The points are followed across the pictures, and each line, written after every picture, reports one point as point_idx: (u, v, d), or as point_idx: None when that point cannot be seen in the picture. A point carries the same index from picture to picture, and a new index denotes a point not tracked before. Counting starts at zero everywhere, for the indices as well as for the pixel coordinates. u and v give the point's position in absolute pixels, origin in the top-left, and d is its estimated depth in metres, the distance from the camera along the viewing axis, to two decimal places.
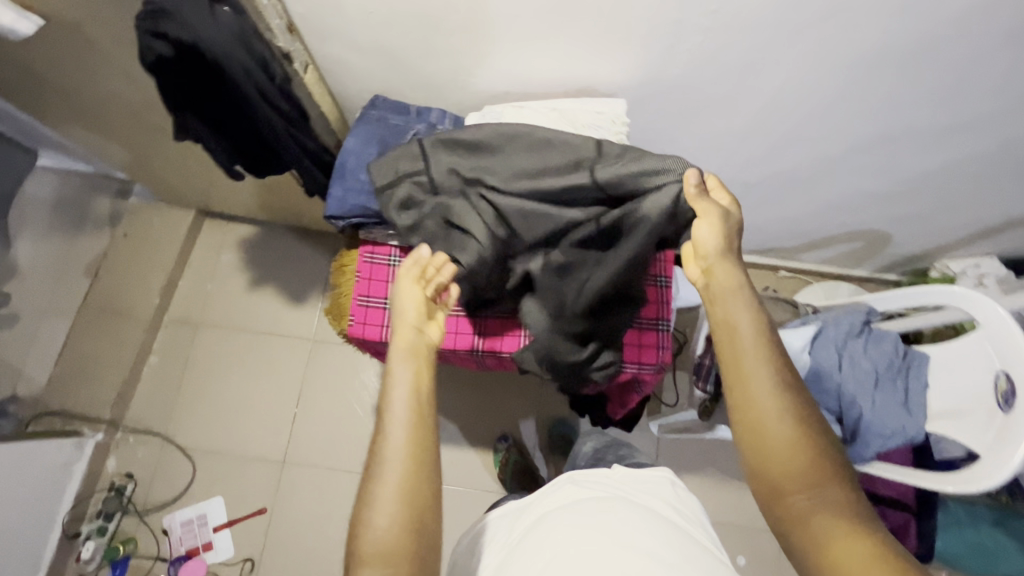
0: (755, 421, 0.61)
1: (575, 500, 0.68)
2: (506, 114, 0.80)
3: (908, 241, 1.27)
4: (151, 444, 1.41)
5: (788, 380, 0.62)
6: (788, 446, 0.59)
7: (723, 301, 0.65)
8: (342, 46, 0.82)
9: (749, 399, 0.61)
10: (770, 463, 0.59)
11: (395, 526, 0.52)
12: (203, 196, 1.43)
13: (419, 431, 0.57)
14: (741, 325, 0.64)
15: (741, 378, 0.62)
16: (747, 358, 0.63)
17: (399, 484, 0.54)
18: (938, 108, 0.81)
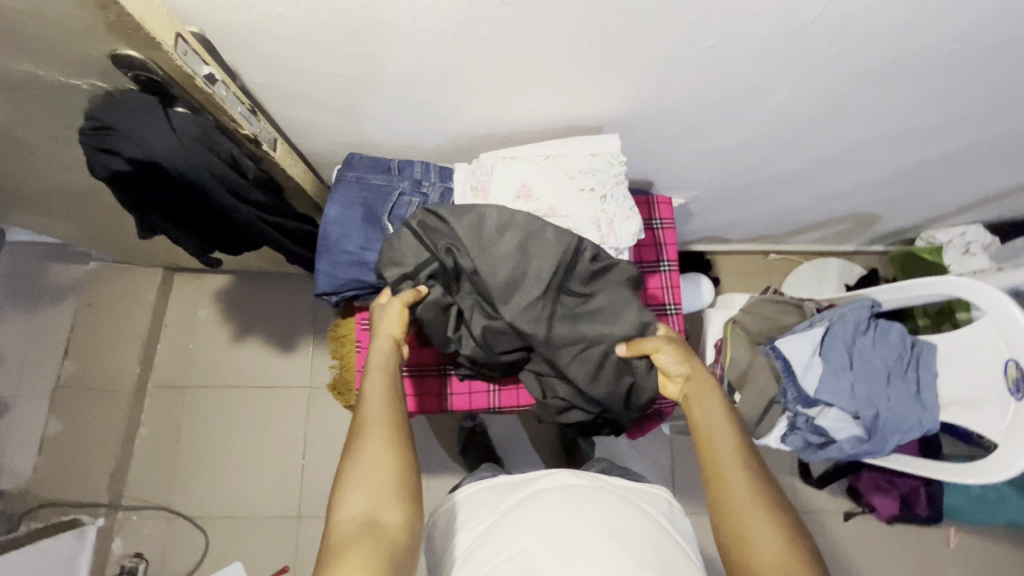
0: (731, 510, 0.59)
1: (574, 486, 0.70)
2: (498, 165, 0.75)
3: (896, 219, 1.27)
4: (156, 518, 1.36)
5: (768, 481, 0.61)
6: (765, 537, 0.56)
7: (698, 403, 0.68)
8: (309, 107, 0.75)
9: (725, 491, 0.60)
10: (752, 550, 0.56)
11: (379, 485, 0.57)
12: (169, 255, 1.34)
13: (393, 418, 0.62)
14: (717, 423, 0.65)
15: (717, 471, 0.62)
16: (724, 453, 0.63)
17: (381, 476, 0.58)
18: (938, 109, 0.78)
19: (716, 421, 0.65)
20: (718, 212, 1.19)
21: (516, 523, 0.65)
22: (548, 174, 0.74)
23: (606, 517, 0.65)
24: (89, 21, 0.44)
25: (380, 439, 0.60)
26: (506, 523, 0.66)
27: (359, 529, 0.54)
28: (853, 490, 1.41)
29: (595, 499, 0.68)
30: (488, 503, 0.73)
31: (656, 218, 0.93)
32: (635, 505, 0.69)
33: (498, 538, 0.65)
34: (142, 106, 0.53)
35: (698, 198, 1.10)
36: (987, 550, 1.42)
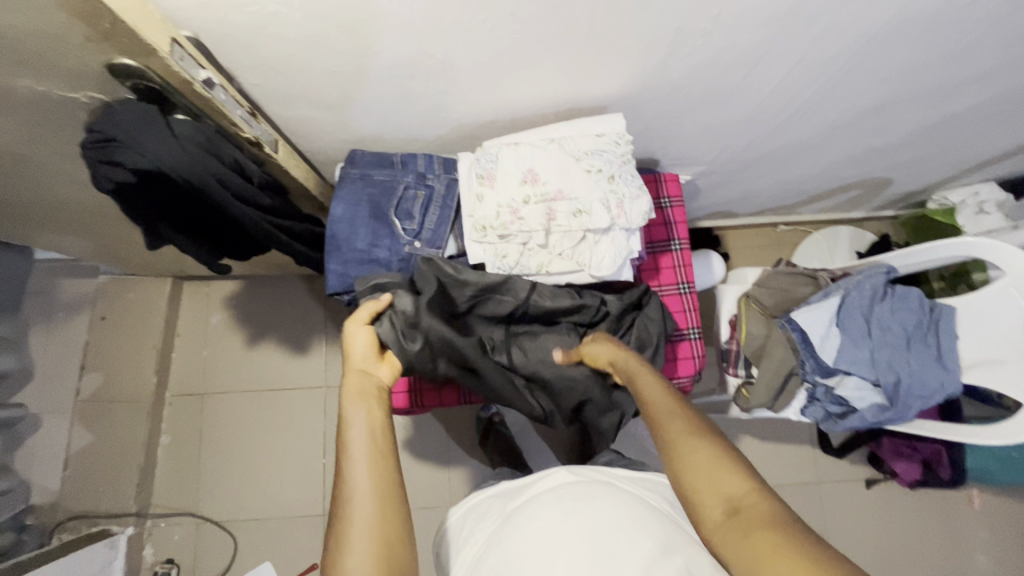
0: (669, 442, 0.59)
1: (566, 486, 0.70)
2: (503, 152, 0.73)
3: (907, 182, 1.25)
4: (185, 524, 1.37)
5: (696, 410, 0.62)
6: (711, 466, 0.55)
7: (638, 373, 0.68)
8: (308, 106, 0.74)
9: (660, 427, 0.61)
10: (697, 487, 0.54)
11: (374, 557, 0.51)
12: (178, 263, 1.34)
13: (382, 462, 0.57)
14: (643, 373, 0.68)
15: (657, 409, 0.63)
16: (651, 393, 0.65)
17: (374, 527, 0.52)
18: (949, 68, 0.76)
19: (642, 374, 0.68)
20: (724, 187, 1.18)
21: (513, 530, 0.66)
22: (553, 157, 0.72)
23: (600, 513, 0.64)
24: (86, 27, 0.43)
25: (369, 506, 0.53)
26: (505, 529, 0.67)
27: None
28: (873, 457, 1.41)
29: (589, 496, 0.67)
30: (490, 513, 0.74)
31: (664, 197, 0.92)
32: (628, 494, 0.68)
33: (498, 548, 0.65)
34: (144, 119, 0.51)
35: (704, 174, 1.09)
36: (1013, 509, 1.42)
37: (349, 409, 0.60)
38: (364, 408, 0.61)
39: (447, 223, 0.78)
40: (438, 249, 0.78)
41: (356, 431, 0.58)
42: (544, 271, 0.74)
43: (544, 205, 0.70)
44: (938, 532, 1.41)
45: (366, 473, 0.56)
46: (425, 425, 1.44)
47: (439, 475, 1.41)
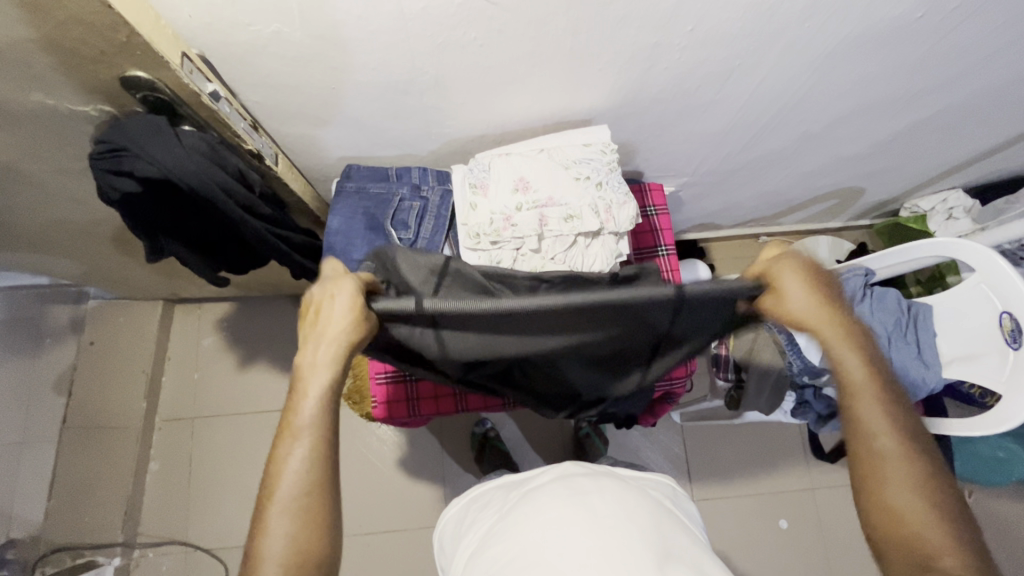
0: (873, 469, 0.59)
1: (572, 477, 0.71)
2: (494, 162, 0.76)
3: (880, 190, 1.31)
4: (174, 553, 1.33)
5: (913, 432, 0.59)
6: (903, 485, 0.58)
7: (846, 350, 0.60)
8: (305, 123, 0.77)
9: (871, 454, 0.59)
10: (885, 500, 0.58)
11: (291, 556, 0.53)
12: (168, 285, 1.34)
13: (318, 463, 0.56)
14: (865, 375, 0.60)
15: (864, 432, 0.60)
16: (871, 412, 0.60)
17: (292, 533, 0.53)
18: (910, 77, 0.82)
19: (858, 375, 0.60)
20: (707, 198, 1.22)
21: (519, 520, 0.66)
22: (543, 166, 0.75)
23: (606, 506, 0.65)
24: (102, 45, 0.45)
25: (294, 507, 0.54)
26: (510, 516, 0.68)
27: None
28: None
29: (595, 488, 0.68)
30: (493, 503, 0.75)
31: (650, 206, 0.96)
32: (637, 490, 0.70)
33: (504, 537, 0.65)
34: (153, 129, 0.53)
35: (688, 185, 1.13)
36: (1004, 508, 1.44)
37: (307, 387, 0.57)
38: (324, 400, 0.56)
39: (442, 232, 0.80)
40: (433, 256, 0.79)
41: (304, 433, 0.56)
42: None
43: (535, 211, 0.73)
44: None
45: (304, 474, 0.55)
46: (420, 442, 1.43)
47: (434, 493, 1.40)
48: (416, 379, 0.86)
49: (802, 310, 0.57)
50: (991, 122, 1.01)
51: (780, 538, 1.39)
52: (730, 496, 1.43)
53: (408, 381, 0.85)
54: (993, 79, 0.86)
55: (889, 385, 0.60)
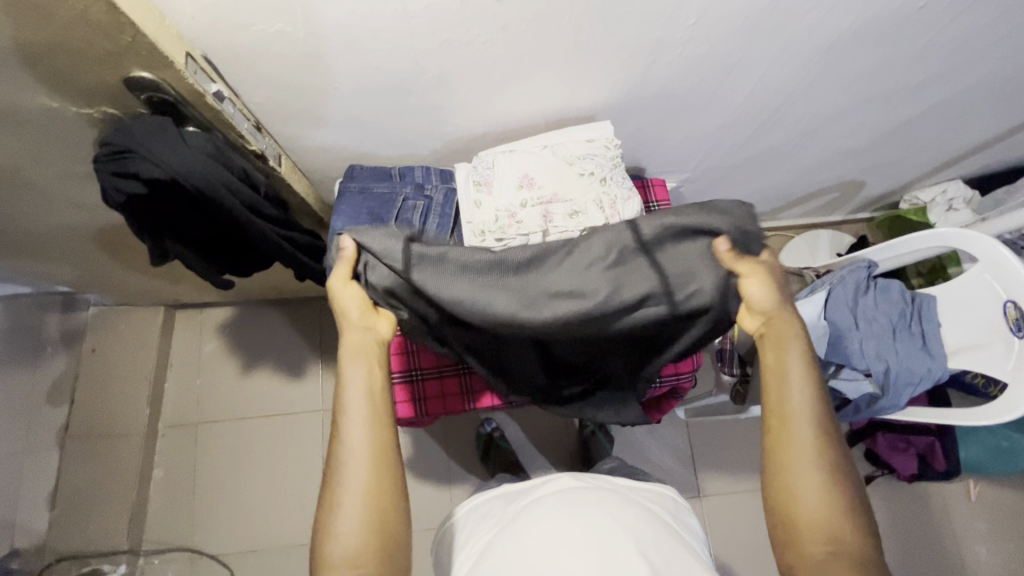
0: (784, 458, 0.60)
1: (573, 490, 0.71)
2: (498, 160, 0.75)
3: (881, 183, 1.31)
4: (180, 560, 1.33)
5: (830, 439, 0.60)
6: (812, 481, 0.58)
7: (778, 346, 0.63)
8: (306, 124, 0.77)
9: (788, 449, 0.60)
10: (791, 492, 0.58)
11: (365, 519, 0.56)
12: (170, 291, 1.33)
13: (380, 434, 0.60)
14: (793, 368, 0.62)
15: (784, 423, 0.61)
16: (793, 408, 0.61)
17: (359, 499, 0.57)
18: (911, 68, 0.82)
19: (786, 369, 0.62)
20: (709, 194, 1.22)
21: (516, 532, 0.66)
22: (547, 162, 0.75)
23: (605, 518, 0.65)
24: (107, 47, 0.45)
25: (359, 476, 0.57)
26: (509, 526, 0.68)
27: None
28: (869, 453, 1.43)
29: (595, 501, 0.68)
30: (492, 514, 0.75)
31: (653, 201, 0.95)
32: (635, 505, 0.69)
33: (500, 550, 0.65)
34: (157, 129, 0.53)
35: (690, 180, 1.13)
36: (1008, 498, 1.44)
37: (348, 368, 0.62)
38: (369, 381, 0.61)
39: (447, 230, 0.79)
40: None
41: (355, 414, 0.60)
42: None
43: (540, 208, 0.73)
44: (939, 525, 1.42)
45: (365, 448, 0.59)
46: (425, 444, 1.43)
47: (440, 495, 1.39)
48: (422, 379, 0.85)
49: (762, 300, 0.62)
50: (990, 113, 1.01)
51: None
52: (737, 490, 1.43)
53: (415, 381, 0.85)
54: (994, 69, 0.86)
55: (813, 389, 0.61)
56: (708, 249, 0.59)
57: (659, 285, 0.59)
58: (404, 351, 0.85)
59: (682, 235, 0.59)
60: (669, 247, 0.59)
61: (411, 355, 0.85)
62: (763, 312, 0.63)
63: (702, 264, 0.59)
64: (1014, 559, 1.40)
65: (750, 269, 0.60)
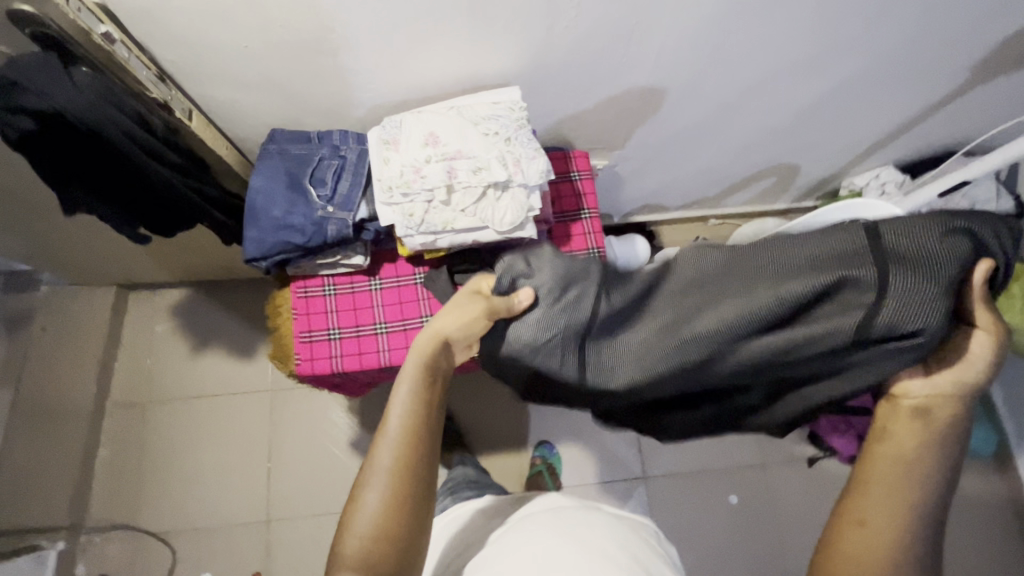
0: (858, 522, 0.53)
1: (563, 507, 0.76)
2: (407, 118, 0.79)
3: (815, 168, 1.35)
4: (123, 538, 1.32)
5: (924, 562, 0.51)
6: (880, 565, 0.50)
7: (911, 426, 0.55)
8: (226, 86, 0.80)
9: (867, 557, 0.51)
10: (854, 559, 0.51)
11: (376, 528, 0.56)
12: (119, 270, 1.35)
13: (416, 448, 0.59)
14: (916, 468, 0.53)
15: (869, 489, 0.54)
16: (893, 508, 0.52)
17: (381, 507, 0.57)
18: (807, 38, 0.87)
19: (906, 455, 0.54)
20: (645, 175, 1.25)
21: (503, 542, 0.70)
22: (453, 122, 0.79)
23: (596, 536, 0.69)
24: None
25: (385, 482, 0.58)
26: (502, 539, 0.71)
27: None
28: (813, 434, 1.43)
29: (585, 520, 0.72)
30: (478, 529, 0.79)
31: (574, 171, 1.00)
32: (625, 526, 0.73)
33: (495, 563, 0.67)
34: (42, 67, 0.56)
35: (622, 159, 1.16)
36: None
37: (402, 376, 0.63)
38: (419, 390, 0.62)
39: (359, 189, 0.82)
40: (350, 211, 0.80)
41: (393, 421, 0.60)
42: (450, 229, 0.78)
43: (444, 163, 0.76)
44: None
45: (400, 458, 0.59)
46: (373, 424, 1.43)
47: None
48: (340, 338, 0.87)
49: (966, 357, 0.55)
50: (899, 91, 1.06)
51: (733, 513, 1.40)
52: (682, 473, 1.44)
53: (332, 339, 0.87)
54: (889, 41, 0.91)
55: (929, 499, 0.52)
56: (946, 284, 0.50)
57: (867, 293, 0.52)
58: (322, 310, 0.88)
59: (920, 263, 0.51)
60: (906, 275, 0.51)
61: (329, 314, 0.88)
62: (935, 387, 0.55)
63: (932, 299, 0.50)
64: (956, 541, 1.41)
65: (983, 325, 0.54)
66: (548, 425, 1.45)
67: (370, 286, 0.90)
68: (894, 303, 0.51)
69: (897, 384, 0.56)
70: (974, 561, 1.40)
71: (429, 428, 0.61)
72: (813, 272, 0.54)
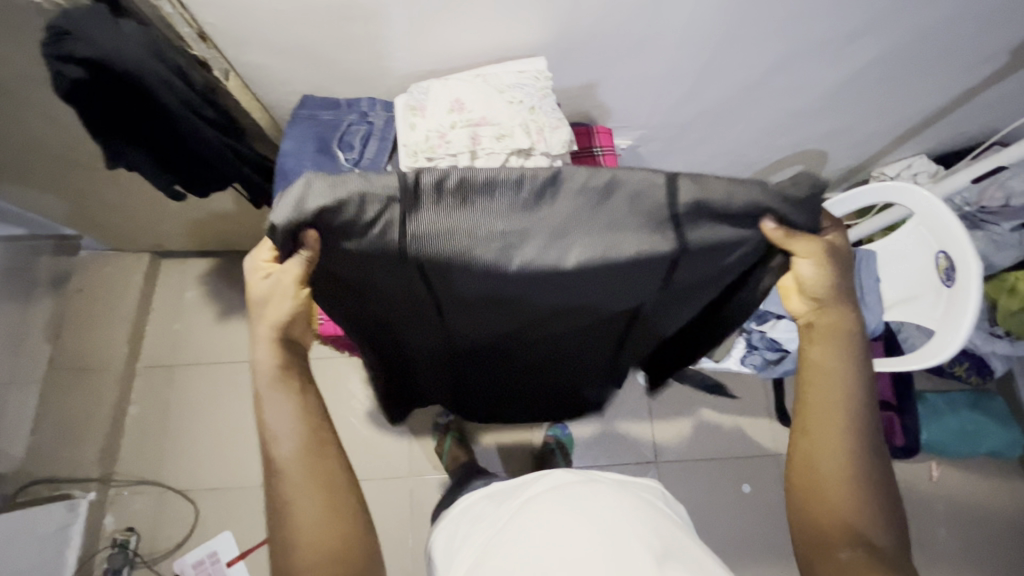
0: (808, 437, 0.61)
1: (565, 483, 0.72)
2: (434, 86, 0.81)
3: (845, 155, 1.32)
4: (148, 492, 1.38)
5: (866, 447, 0.60)
6: (833, 469, 0.59)
7: (823, 342, 0.61)
8: (258, 51, 0.81)
9: (815, 467, 0.59)
10: (815, 470, 0.59)
11: (318, 515, 0.55)
12: (152, 236, 1.40)
13: (312, 433, 0.58)
14: (836, 374, 0.60)
15: (811, 409, 0.61)
16: (828, 416, 0.60)
17: (310, 499, 0.56)
18: (840, 13, 0.85)
19: (827, 370, 0.60)
20: (669, 157, 1.24)
21: (511, 530, 0.66)
22: (479, 90, 0.80)
23: (598, 509, 0.67)
24: None
25: (302, 482, 0.56)
26: (507, 526, 0.68)
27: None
28: None
29: (589, 492, 0.69)
30: (485, 515, 0.75)
31: (596, 146, 1.00)
32: (626, 492, 0.71)
33: (502, 550, 0.64)
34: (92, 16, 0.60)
35: (646, 139, 1.16)
36: (973, 478, 1.43)
37: (264, 390, 0.58)
38: (292, 402, 0.58)
39: (385, 154, 0.84)
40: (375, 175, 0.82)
41: (280, 439, 0.57)
42: None
43: (468, 129, 0.78)
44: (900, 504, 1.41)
45: (301, 454, 0.57)
46: None
47: (401, 445, 1.43)
48: None
49: (810, 280, 0.58)
50: (936, 73, 1.03)
51: (743, 501, 1.40)
52: (694, 459, 1.44)
53: None
54: (928, 19, 0.88)
55: (860, 393, 0.60)
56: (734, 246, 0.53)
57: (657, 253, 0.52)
58: None
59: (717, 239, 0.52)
60: (701, 233, 0.51)
61: None
62: (816, 304, 0.60)
63: (719, 253, 0.54)
64: (975, 542, 1.38)
65: (808, 251, 0.55)
66: None
67: None
68: (690, 260, 0.53)
69: (789, 307, 0.63)
70: (992, 563, 1.37)
71: (316, 427, 0.59)
72: (627, 244, 0.51)
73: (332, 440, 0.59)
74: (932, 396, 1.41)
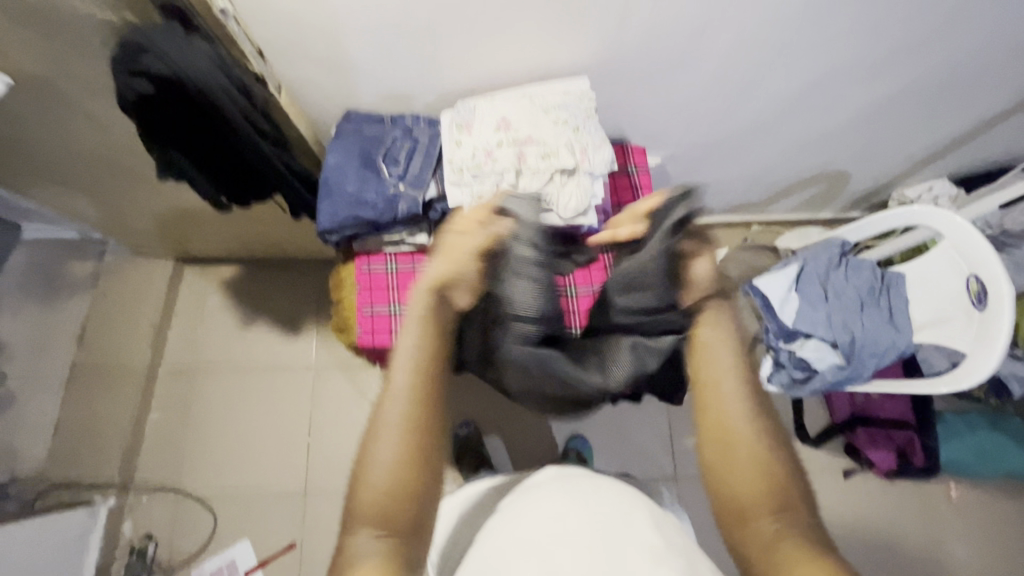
0: (710, 421, 0.62)
1: (569, 476, 0.76)
2: (480, 104, 0.83)
3: (866, 176, 1.34)
4: (166, 500, 1.38)
5: (765, 434, 0.61)
6: (741, 454, 0.60)
7: (708, 343, 0.65)
8: (309, 65, 0.82)
9: (725, 452, 0.61)
10: (728, 455, 0.60)
11: (395, 466, 0.54)
12: (179, 243, 1.40)
13: (424, 385, 0.57)
14: (725, 365, 0.64)
15: (712, 395, 0.63)
16: (723, 403, 0.62)
17: (394, 448, 0.55)
18: (876, 40, 0.87)
19: (719, 360, 0.64)
20: (695, 174, 1.26)
21: (514, 516, 0.70)
22: (525, 109, 0.82)
23: (603, 501, 0.69)
24: None
25: (397, 425, 0.55)
26: (508, 513, 0.71)
27: (371, 548, 0.52)
28: (850, 447, 1.43)
29: (593, 486, 0.72)
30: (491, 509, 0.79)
31: (631, 164, 1.03)
32: (633, 488, 0.74)
33: (500, 533, 0.69)
34: (168, 31, 0.63)
35: (675, 157, 1.18)
36: (990, 500, 1.43)
37: (412, 327, 0.60)
38: (428, 346, 0.59)
39: (429, 170, 0.85)
40: (421, 190, 0.84)
41: (401, 380, 0.57)
42: None
43: (515, 148, 0.80)
44: (917, 523, 1.41)
45: (408, 401, 0.56)
46: None
47: None
48: (400, 313, 0.91)
49: (705, 279, 0.70)
50: (964, 99, 1.05)
51: None
52: None
53: (392, 315, 0.90)
54: (960, 47, 0.90)
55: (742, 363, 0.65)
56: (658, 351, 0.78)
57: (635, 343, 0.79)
58: (385, 286, 0.91)
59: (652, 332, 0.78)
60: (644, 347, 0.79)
61: (391, 290, 0.91)
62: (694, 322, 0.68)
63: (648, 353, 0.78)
64: (992, 563, 1.38)
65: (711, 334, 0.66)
66: (580, 417, 1.47)
67: (431, 265, 0.93)
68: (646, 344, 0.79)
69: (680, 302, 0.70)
70: None
71: (435, 388, 0.57)
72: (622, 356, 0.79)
73: (437, 398, 0.58)
74: (951, 417, 1.42)
